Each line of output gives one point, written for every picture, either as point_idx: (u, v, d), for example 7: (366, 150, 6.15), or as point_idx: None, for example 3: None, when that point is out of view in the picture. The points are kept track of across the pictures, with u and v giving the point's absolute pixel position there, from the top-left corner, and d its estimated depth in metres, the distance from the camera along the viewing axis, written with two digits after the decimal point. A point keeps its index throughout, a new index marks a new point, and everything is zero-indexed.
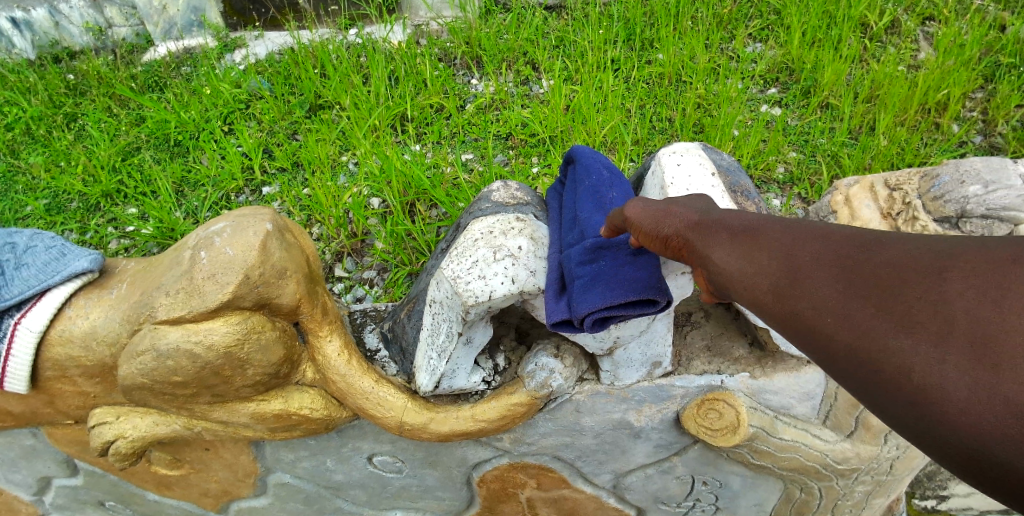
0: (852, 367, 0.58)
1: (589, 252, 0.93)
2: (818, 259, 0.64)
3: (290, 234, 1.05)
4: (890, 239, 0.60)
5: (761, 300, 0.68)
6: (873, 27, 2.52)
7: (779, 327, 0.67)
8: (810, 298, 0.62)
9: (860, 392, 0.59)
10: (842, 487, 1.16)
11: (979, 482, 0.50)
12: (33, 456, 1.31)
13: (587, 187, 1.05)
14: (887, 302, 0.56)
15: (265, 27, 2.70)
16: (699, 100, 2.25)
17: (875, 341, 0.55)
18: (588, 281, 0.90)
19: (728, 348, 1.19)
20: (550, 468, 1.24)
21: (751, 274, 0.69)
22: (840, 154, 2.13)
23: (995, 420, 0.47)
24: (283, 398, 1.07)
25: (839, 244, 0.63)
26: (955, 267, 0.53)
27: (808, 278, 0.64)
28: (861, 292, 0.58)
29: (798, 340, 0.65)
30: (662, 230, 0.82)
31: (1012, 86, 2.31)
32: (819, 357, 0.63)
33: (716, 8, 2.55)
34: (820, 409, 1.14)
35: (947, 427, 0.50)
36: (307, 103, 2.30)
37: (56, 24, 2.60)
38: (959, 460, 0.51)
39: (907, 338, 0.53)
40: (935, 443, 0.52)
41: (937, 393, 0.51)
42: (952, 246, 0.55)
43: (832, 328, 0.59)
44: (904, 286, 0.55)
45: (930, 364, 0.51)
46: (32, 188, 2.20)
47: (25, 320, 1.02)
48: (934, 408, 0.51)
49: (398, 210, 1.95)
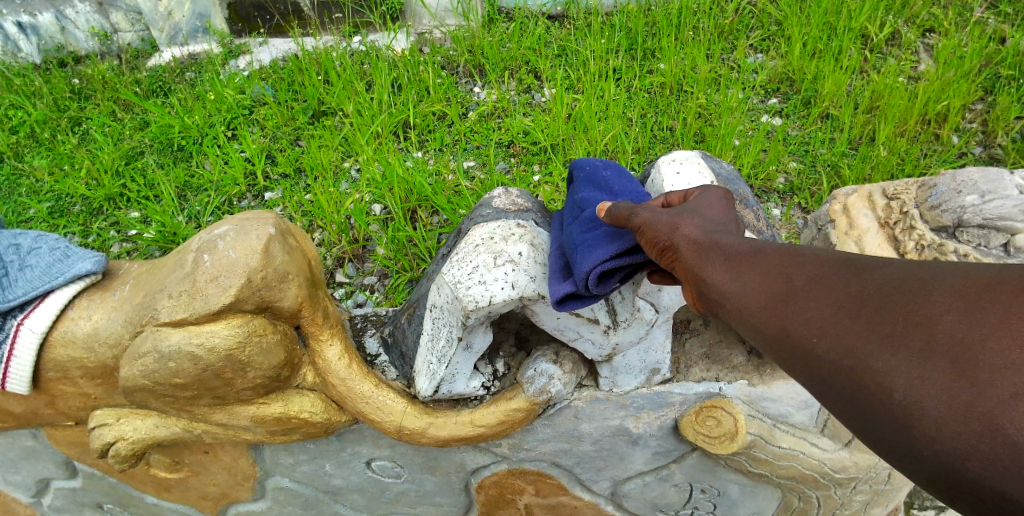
0: (837, 387, 0.62)
1: (585, 226, 0.96)
2: (813, 281, 0.68)
3: (292, 238, 1.06)
4: (882, 265, 0.64)
5: (753, 318, 0.72)
6: (874, 38, 2.54)
7: (766, 347, 0.71)
8: (803, 316, 0.67)
9: (840, 412, 0.64)
10: (840, 496, 1.16)
11: (951, 500, 0.55)
12: (33, 458, 1.31)
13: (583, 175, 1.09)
14: (875, 322, 0.60)
15: (270, 34, 2.72)
16: (699, 109, 2.27)
17: (862, 358, 0.59)
18: (585, 247, 0.91)
19: (727, 355, 1.18)
20: (549, 475, 1.24)
21: (748, 291, 0.74)
22: (841, 165, 2.14)
23: (972, 433, 0.51)
24: (282, 401, 1.08)
25: (832, 268, 0.68)
26: (942, 288, 0.57)
27: (801, 298, 0.68)
28: (852, 313, 0.62)
29: (786, 361, 0.69)
30: (661, 239, 0.81)
31: (1012, 98, 2.32)
32: (804, 377, 0.67)
33: (717, 18, 2.57)
34: (818, 418, 1.15)
35: (925, 442, 0.54)
36: (310, 110, 2.31)
37: (62, 29, 2.63)
38: (931, 476, 0.55)
39: (892, 356, 0.57)
40: (910, 461, 0.57)
41: (917, 411, 0.55)
42: (938, 272, 0.59)
43: (822, 347, 0.63)
44: (893, 307, 0.59)
45: (913, 382, 0.55)
46: (35, 191, 2.21)
47: (28, 321, 1.03)
48: (913, 424, 0.55)
49: (400, 217, 1.96)
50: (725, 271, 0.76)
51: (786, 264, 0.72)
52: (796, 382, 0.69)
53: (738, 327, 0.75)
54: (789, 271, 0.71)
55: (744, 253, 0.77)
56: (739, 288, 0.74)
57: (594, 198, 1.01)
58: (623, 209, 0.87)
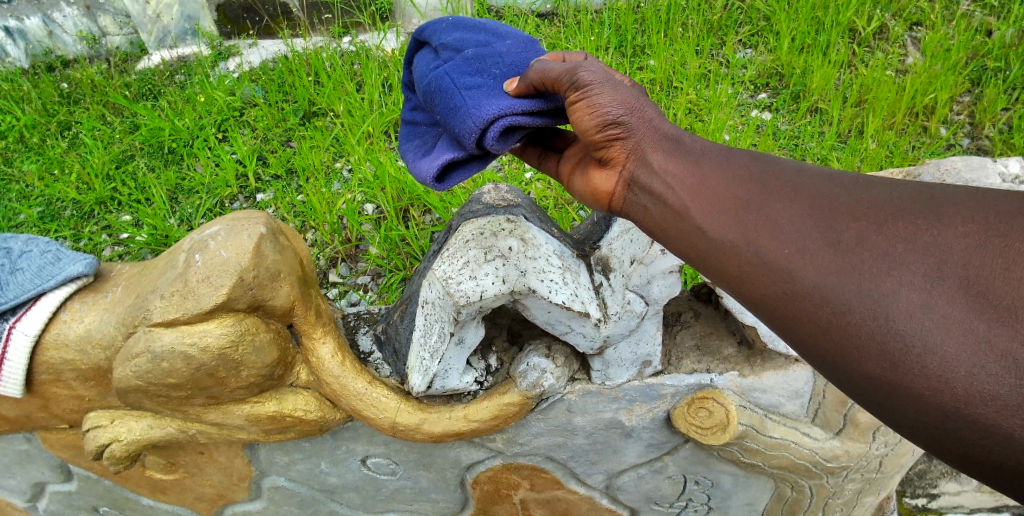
0: (815, 312, 0.62)
1: (464, 77, 0.89)
2: (790, 196, 0.69)
3: (284, 237, 1.06)
4: (870, 186, 0.66)
5: (719, 233, 0.73)
6: (862, 32, 2.56)
7: (742, 275, 0.71)
8: (777, 231, 0.67)
9: (821, 350, 0.62)
10: (832, 486, 1.18)
11: (951, 444, 0.55)
12: (27, 462, 1.31)
13: (451, 18, 0.98)
14: (868, 242, 0.60)
15: (259, 35, 2.72)
16: (690, 105, 2.28)
17: (854, 284, 0.58)
18: (478, 97, 0.86)
19: (717, 347, 1.20)
20: (544, 469, 1.25)
21: (717, 203, 0.74)
22: (830, 158, 2.15)
23: (991, 371, 0.50)
24: (277, 400, 1.08)
25: (813, 188, 0.69)
26: (951, 216, 0.58)
27: (775, 212, 0.69)
28: (841, 238, 0.62)
29: (755, 282, 0.69)
30: (609, 115, 0.80)
31: (999, 90, 2.35)
32: (777, 303, 0.66)
33: (706, 14, 2.59)
34: (809, 407, 1.16)
35: (926, 379, 0.53)
36: (300, 111, 2.31)
37: (49, 33, 2.63)
38: (930, 418, 0.55)
39: (889, 281, 0.56)
40: (900, 398, 0.56)
41: (916, 342, 0.53)
42: (944, 204, 0.59)
43: (808, 274, 0.63)
44: (889, 227, 0.60)
45: (915, 310, 0.54)
46: (25, 196, 2.20)
47: (20, 324, 1.03)
48: (912, 360, 0.54)
49: (392, 216, 1.95)
50: (686, 177, 0.78)
51: (759, 177, 0.73)
52: (765, 308, 0.69)
53: (716, 254, 0.73)
54: (762, 185, 0.72)
55: (708, 162, 0.79)
56: (696, 194, 0.77)
57: (473, 42, 0.93)
58: (561, 70, 0.81)
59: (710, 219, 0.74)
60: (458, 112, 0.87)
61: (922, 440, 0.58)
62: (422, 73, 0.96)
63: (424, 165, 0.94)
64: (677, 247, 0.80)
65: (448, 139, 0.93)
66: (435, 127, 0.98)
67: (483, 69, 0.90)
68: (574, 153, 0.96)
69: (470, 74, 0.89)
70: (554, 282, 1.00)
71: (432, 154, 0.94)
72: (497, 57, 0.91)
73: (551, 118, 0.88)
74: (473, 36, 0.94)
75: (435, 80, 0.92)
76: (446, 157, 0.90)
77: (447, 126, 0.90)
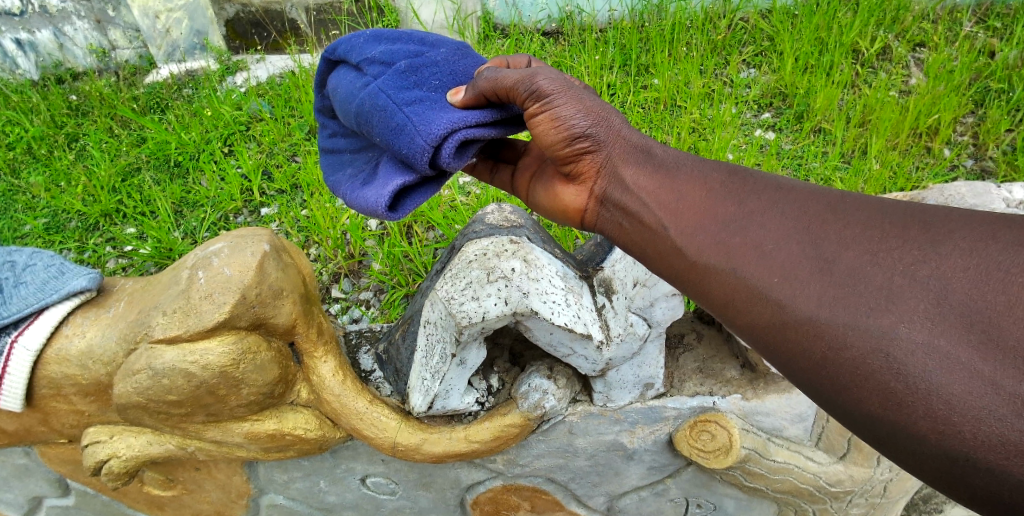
0: (810, 346, 0.61)
1: (401, 90, 0.87)
2: (775, 218, 0.70)
3: (287, 254, 1.07)
4: (864, 211, 0.66)
5: (703, 257, 0.73)
6: (864, 53, 2.56)
7: (734, 310, 0.70)
8: (764, 258, 0.68)
9: (819, 388, 0.62)
10: (836, 510, 1.17)
11: (956, 490, 0.54)
12: (25, 476, 1.30)
13: (370, 33, 0.97)
14: (862, 274, 0.60)
15: (267, 51, 2.77)
16: (693, 124, 2.29)
17: (849, 317, 0.58)
18: (424, 113, 0.84)
19: (720, 370, 1.19)
20: (544, 491, 1.24)
21: (699, 227, 0.75)
22: (834, 178, 2.13)
23: (1001, 417, 0.49)
24: (277, 418, 1.07)
25: (805, 209, 0.69)
26: (949, 246, 0.58)
27: (760, 235, 0.69)
28: (836, 270, 0.62)
29: (745, 310, 0.69)
30: (575, 130, 0.82)
31: (1001, 111, 2.36)
32: (769, 335, 0.66)
33: (710, 34, 2.61)
34: (812, 431, 1.14)
35: (933, 422, 0.53)
36: (306, 126, 2.32)
37: (60, 46, 2.66)
38: (939, 463, 0.54)
39: (888, 317, 0.56)
40: (903, 437, 0.56)
41: (922, 384, 0.53)
42: (945, 232, 0.60)
43: (801, 305, 0.62)
44: (884, 255, 0.60)
45: (916, 349, 0.54)
46: (32, 207, 2.22)
47: (22, 338, 1.03)
48: (918, 403, 0.53)
49: (396, 232, 1.97)
50: (664, 195, 0.80)
51: (744, 199, 0.74)
52: (756, 339, 0.69)
53: (708, 287, 0.73)
54: (743, 206, 0.73)
55: (684, 178, 0.81)
56: (674, 214, 0.78)
57: (404, 54, 0.92)
58: (516, 80, 0.81)
59: (692, 242, 0.75)
60: (404, 130, 0.84)
61: (927, 477, 0.57)
62: (351, 92, 0.92)
63: (372, 194, 0.90)
64: (658, 266, 0.81)
65: (393, 161, 0.90)
66: (376, 155, 0.97)
67: (422, 82, 0.89)
68: (530, 164, 1.00)
69: (408, 88, 0.88)
70: (556, 303, 0.99)
71: (377, 182, 0.91)
72: (434, 67, 0.91)
73: (505, 127, 0.88)
74: (402, 48, 0.93)
75: (368, 97, 0.88)
76: (396, 182, 0.87)
77: (392, 148, 0.87)
